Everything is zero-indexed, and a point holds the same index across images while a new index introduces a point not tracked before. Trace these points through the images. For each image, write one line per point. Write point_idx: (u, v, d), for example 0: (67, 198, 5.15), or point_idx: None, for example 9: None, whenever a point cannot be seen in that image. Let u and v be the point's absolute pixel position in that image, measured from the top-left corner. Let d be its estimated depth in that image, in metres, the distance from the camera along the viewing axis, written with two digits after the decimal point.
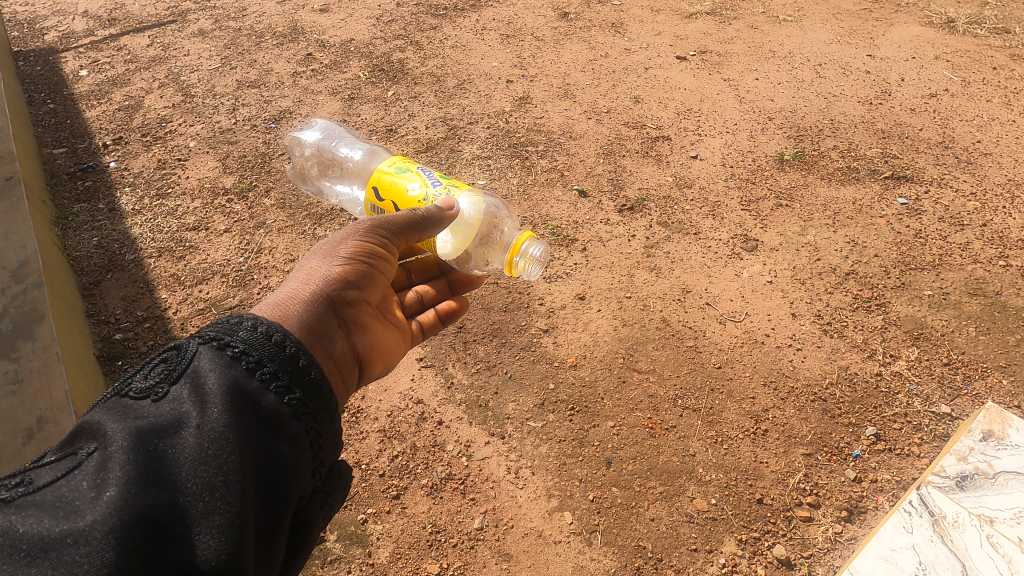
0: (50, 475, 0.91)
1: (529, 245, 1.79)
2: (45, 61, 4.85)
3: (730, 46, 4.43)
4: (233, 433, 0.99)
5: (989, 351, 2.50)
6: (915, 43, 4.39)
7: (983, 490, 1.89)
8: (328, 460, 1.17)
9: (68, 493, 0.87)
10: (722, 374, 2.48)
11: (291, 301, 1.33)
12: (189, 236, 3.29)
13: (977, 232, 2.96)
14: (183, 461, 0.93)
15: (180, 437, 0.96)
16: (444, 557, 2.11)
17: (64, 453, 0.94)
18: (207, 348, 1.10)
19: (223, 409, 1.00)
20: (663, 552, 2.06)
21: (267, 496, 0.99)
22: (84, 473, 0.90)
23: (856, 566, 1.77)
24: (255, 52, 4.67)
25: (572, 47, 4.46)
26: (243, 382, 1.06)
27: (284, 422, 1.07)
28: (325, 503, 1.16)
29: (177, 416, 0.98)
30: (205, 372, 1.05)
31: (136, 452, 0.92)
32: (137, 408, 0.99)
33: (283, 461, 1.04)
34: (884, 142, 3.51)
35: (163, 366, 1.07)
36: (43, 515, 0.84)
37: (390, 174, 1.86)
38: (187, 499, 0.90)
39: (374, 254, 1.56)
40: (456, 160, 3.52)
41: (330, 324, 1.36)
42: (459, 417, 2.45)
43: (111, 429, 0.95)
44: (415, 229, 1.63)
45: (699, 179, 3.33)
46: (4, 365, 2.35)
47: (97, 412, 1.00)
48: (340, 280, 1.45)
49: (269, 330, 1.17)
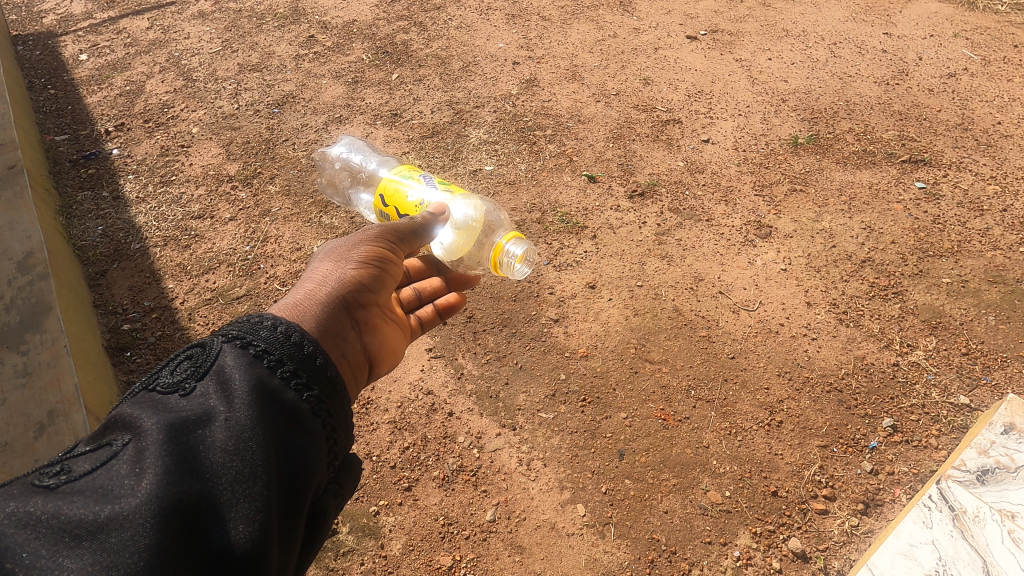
0: (87, 464, 0.88)
1: (514, 244, 1.71)
2: (44, 46, 4.77)
3: (741, 25, 4.32)
4: (259, 427, 0.96)
5: (1009, 340, 2.45)
6: (933, 20, 4.28)
7: (1004, 485, 1.86)
8: (343, 453, 1.14)
9: (107, 480, 0.85)
10: (736, 365, 2.45)
11: (307, 301, 1.30)
12: (194, 225, 3.26)
13: (996, 217, 2.91)
14: (213, 453, 0.91)
15: (209, 431, 0.94)
16: (457, 549, 2.10)
17: (98, 444, 0.91)
18: (231, 345, 1.06)
19: (249, 404, 0.98)
20: (678, 545, 2.05)
21: (289, 486, 0.97)
22: (121, 462, 0.87)
23: (875, 561, 1.76)
24: (256, 34, 4.59)
25: (579, 27, 4.36)
26: (266, 379, 1.03)
27: (303, 417, 1.04)
28: (339, 493, 1.13)
29: (205, 411, 0.96)
30: (230, 369, 1.02)
31: (169, 444, 0.89)
32: (166, 403, 0.97)
33: (304, 454, 1.02)
34: (901, 124, 3.43)
35: (188, 362, 1.04)
36: (88, 501, 0.82)
37: (394, 182, 1.86)
38: (218, 488, 0.88)
39: (384, 257, 1.52)
40: (462, 145, 3.46)
41: (344, 322, 1.32)
42: (470, 408, 2.43)
43: (144, 422, 0.92)
44: (415, 237, 1.63)
45: (711, 164, 3.26)
46: (13, 357, 2.32)
47: (127, 406, 0.97)
48: (353, 282, 1.41)
49: (288, 329, 1.13)
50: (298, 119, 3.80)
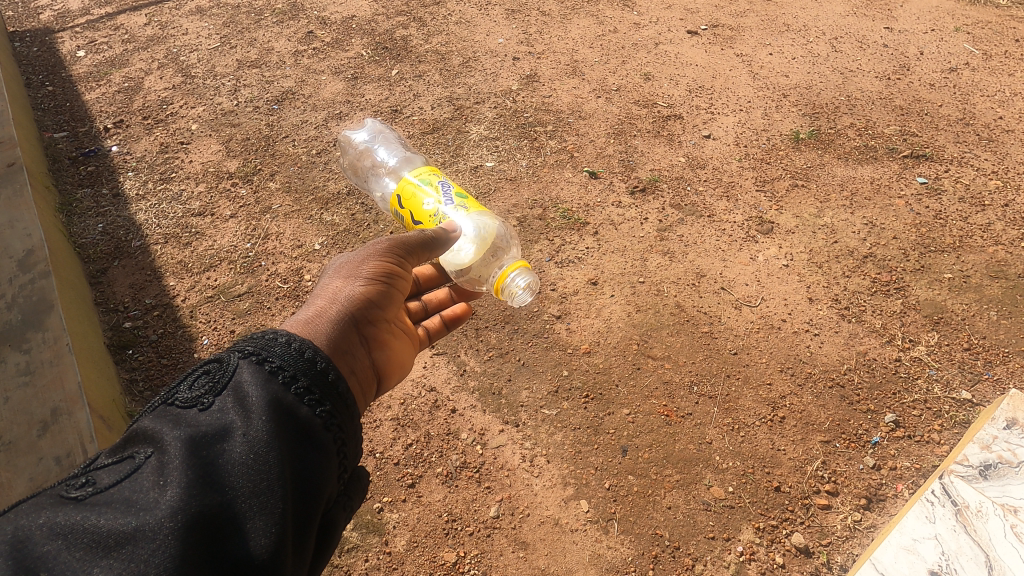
0: (111, 476, 0.88)
1: (519, 274, 1.68)
2: (41, 42, 4.74)
3: (742, 19, 4.31)
4: (276, 442, 0.96)
5: (1010, 335, 2.46)
6: (934, 15, 4.27)
7: (1007, 479, 1.87)
8: (352, 465, 1.13)
9: (131, 492, 0.85)
10: (737, 361, 2.45)
11: (318, 318, 1.29)
12: (194, 222, 3.25)
13: (998, 213, 2.91)
14: (232, 466, 0.91)
15: (227, 445, 0.94)
16: (461, 545, 2.11)
17: (120, 457, 0.91)
18: (247, 362, 1.06)
19: (266, 419, 0.98)
20: (681, 540, 2.05)
21: (304, 499, 0.97)
22: (146, 476, 0.88)
23: (877, 555, 1.78)
24: (255, 30, 4.56)
25: (579, 22, 4.34)
26: (281, 396, 1.03)
27: (316, 432, 1.04)
28: (348, 506, 1.12)
29: (224, 425, 0.96)
30: (247, 385, 1.02)
31: (191, 458, 0.89)
32: (185, 417, 0.97)
33: (316, 468, 1.01)
34: (902, 119, 3.43)
35: (206, 377, 1.03)
36: (116, 512, 0.82)
37: (412, 184, 1.84)
38: (236, 501, 0.89)
39: (393, 275, 1.51)
40: (464, 141, 3.45)
41: (353, 339, 1.32)
42: (473, 405, 2.43)
43: (165, 436, 0.93)
44: (425, 250, 1.60)
45: (712, 159, 3.26)
46: (15, 355, 2.32)
47: (148, 420, 0.97)
48: (363, 299, 1.41)
49: (301, 346, 1.13)
50: (297, 115, 3.79)
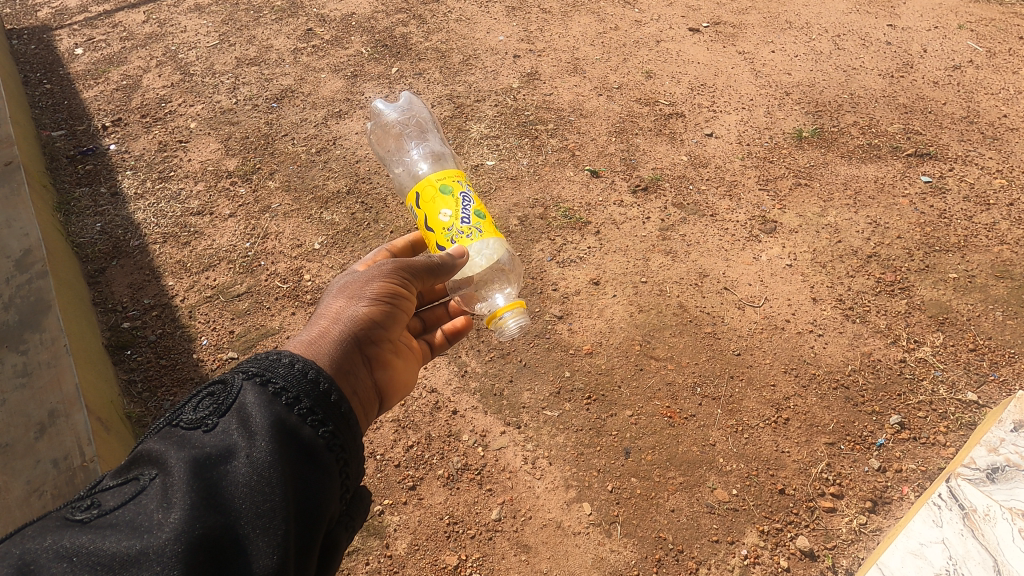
0: (116, 498, 0.87)
1: (512, 313, 1.65)
2: (39, 40, 4.71)
3: (744, 17, 4.28)
4: (279, 463, 0.94)
5: (1017, 335, 2.44)
6: (937, 12, 4.24)
7: (1014, 483, 1.85)
8: (356, 485, 1.11)
9: (136, 514, 0.84)
10: (741, 362, 2.43)
11: (321, 339, 1.27)
12: (193, 221, 3.23)
13: (1003, 212, 2.88)
14: (235, 489, 0.89)
15: (230, 467, 0.91)
16: (462, 549, 2.09)
17: (124, 478, 0.90)
18: (251, 382, 1.03)
19: (270, 441, 0.95)
20: (684, 543, 2.04)
21: (307, 521, 0.95)
22: (150, 498, 0.86)
23: (884, 559, 1.76)
24: (253, 28, 4.53)
25: (580, 19, 4.31)
26: (284, 416, 1.00)
27: (318, 453, 1.01)
28: (351, 526, 1.09)
29: (227, 447, 0.94)
30: (251, 406, 1.00)
31: (195, 480, 0.87)
32: (190, 439, 0.95)
33: (319, 490, 0.99)
34: (906, 117, 3.40)
35: (211, 399, 1.01)
36: (122, 534, 0.81)
37: (433, 186, 1.73)
38: (239, 524, 0.87)
39: (397, 294, 1.49)
40: (465, 139, 3.42)
41: (356, 359, 1.29)
42: (474, 407, 2.41)
43: (169, 458, 0.91)
44: (431, 273, 1.58)
45: (715, 158, 3.23)
46: (13, 357, 2.30)
47: (152, 441, 0.96)
48: (366, 320, 1.38)
49: (304, 366, 1.10)
50: (297, 113, 3.76)
